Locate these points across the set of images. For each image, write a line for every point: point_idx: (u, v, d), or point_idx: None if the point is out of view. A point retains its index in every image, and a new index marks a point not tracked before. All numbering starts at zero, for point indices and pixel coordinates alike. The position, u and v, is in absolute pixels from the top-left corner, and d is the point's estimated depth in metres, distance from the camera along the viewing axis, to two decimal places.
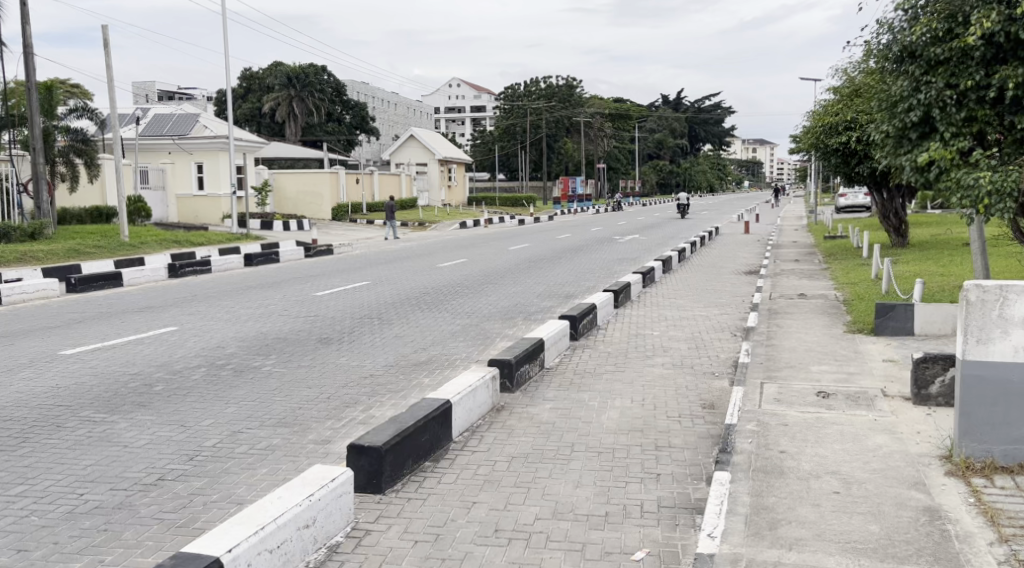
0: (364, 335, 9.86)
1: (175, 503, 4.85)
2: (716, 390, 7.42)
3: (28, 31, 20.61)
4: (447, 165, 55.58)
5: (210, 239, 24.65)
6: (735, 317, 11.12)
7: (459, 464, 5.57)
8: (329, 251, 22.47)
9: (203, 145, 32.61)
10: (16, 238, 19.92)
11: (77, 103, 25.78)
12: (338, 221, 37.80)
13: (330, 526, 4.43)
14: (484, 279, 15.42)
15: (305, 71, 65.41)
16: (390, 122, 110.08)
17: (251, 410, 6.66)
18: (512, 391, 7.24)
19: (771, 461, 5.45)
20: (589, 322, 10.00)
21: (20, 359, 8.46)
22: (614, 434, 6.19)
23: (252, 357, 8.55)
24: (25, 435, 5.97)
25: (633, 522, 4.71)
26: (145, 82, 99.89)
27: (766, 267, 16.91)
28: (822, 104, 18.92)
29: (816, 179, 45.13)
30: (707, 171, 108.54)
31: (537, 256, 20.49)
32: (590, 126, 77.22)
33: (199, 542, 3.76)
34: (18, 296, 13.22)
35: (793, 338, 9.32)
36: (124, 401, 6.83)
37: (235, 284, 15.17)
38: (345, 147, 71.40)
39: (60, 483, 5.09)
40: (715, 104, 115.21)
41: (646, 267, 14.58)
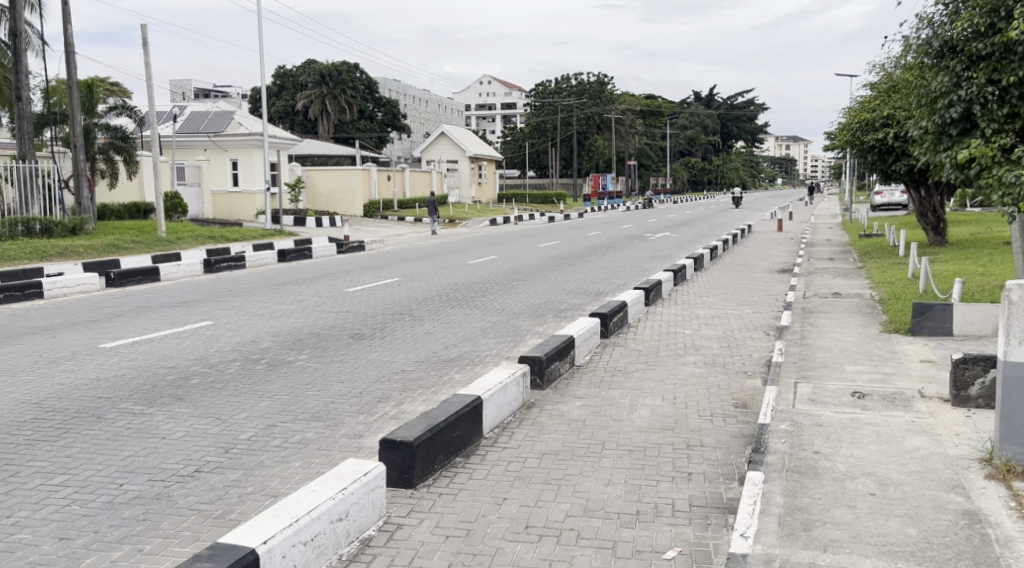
0: (395, 331, 9.91)
1: (212, 495, 4.91)
2: (749, 390, 7.35)
3: (70, 30, 20.97)
4: (477, 162, 55.62)
5: (244, 235, 24.86)
6: (768, 316, 11.00)
7: (490, 460, 5.58)
8: (361, 248, 22.60)
9: (238, 142, 32.93)
10: (59, 233, 20.30)
11: (117, 102, 26.31)
12: (370, 217, 38.00)
13: (362, 520, 4.45)
14: (516, 276, 15.43)
15: (337, 69, 65.97)
16: (422, 119, 110.64)
17: (285, 404, 6.72)
18: (543, 388, 7.25)
19: (806, 461, 5.39)
20: (620, 319, 9.96)
21: (62, 351, 8.61)
22: (645, 433, 6.15)
23: (286, 352, 8.63)
24: (66, 426, 6.08)
25: (665, 521, 4.68)
26: (183, 82, 101.63)
27: (800, 267, 16.64)
28: (858, 100, 18.74)
29: (852, 177, 44.45)
30: (739, 168, 107.79)
31: (567, 253, 20.45)
32: (621, 123, 76.95)
33: (235, 533, 3.81)
34: (60, 289, 13.45)
35: (827, 338, 9.20)
36: (162, 394, 6.93)
37: (269, 279, 15.35)
38: (376, 145, 71.79)
39: (100, 473, 5.18)
40: (748, 101, 114.35)
41: (678, 265, 14.50)
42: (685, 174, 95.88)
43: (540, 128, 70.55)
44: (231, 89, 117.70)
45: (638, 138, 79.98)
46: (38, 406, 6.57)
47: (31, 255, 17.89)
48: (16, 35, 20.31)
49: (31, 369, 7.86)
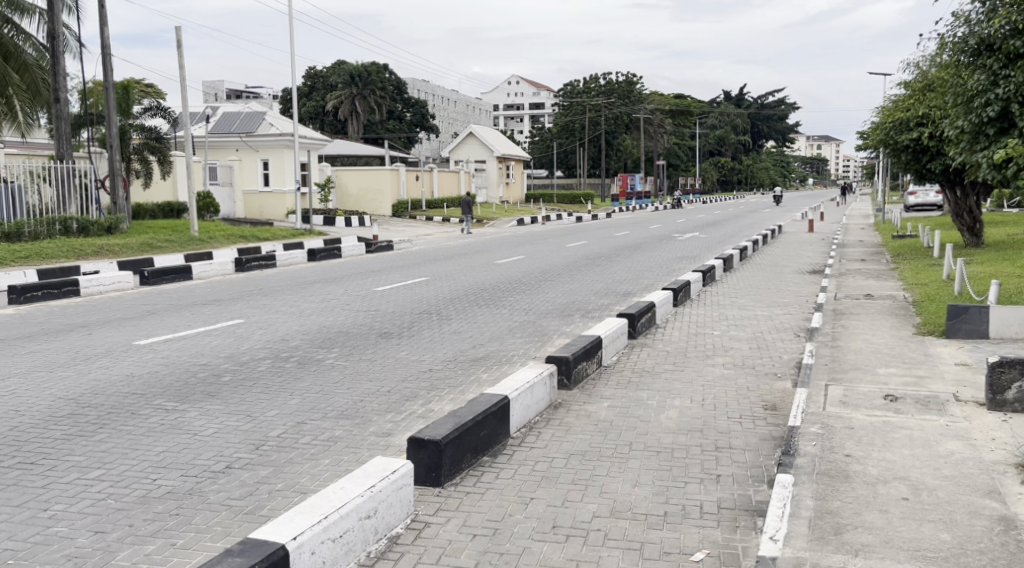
0: (423, 330, 9.93)
1: (242, 491, 4.95)
2: (779, 392, 7.29)
3: (107, 32, 21.24)
4: (505, 162, 55.68)
5: (274, 234, 25.05)
6: (798, 318, 10.89)
7: (517, 460, 5.58)
8: (390, 247, 22.68)
9: (269, 143, 33.20)
10: (95, 232, 20.61)
11: (152, 102, 26.60)
12: (398, 217, 38.14)
13: (390, 517, 4.46)
14: (542, 276, 15.45)
15: (367, 70, 66.18)
16: (450, 119, 110.99)
17: (315, 402, 6.76)
18: (570, 388, 7.23)
19: (837, 465, 5.33)
20: (648, 320, 9.92)
21: (97, 348, 8.72)
22: (673, 434, 6.12)
23: (316, 351, 8.68)
24: (102, 421, 6.17)
25: (693, 523, 4.66)
26: (215, 83, 102.84)
27: (831, 268, 16.49)
28: (892, 99, 18.52)
29: (885, 176, 43.90)
30: (769, 168, 106.83)
31: (594, 253, 20.36)
32: (650, 123, 76.58)
33: (265, 529, 3.85)
34: (95, 287, 13.64)
35: (859, 340, 9.09)
36: (194, 391, 7.01)
37: (299, 278, 15.46)
38: (406, 145, 72.07)
39: (135, 468, 5.24)
40: (778, 100, 113.36)
41: (707, 266, 14.40)
42: (715, 175, 95.34)
43: (568, 127, 70.47)
44: (262, 90, 118.65)
45: (666, 137, 79.76)
46: (74, 401, 6.67)
47: (67, 254, 18.14)
48: (54, 36, 20.60)
49: (68, 365, 7.98)
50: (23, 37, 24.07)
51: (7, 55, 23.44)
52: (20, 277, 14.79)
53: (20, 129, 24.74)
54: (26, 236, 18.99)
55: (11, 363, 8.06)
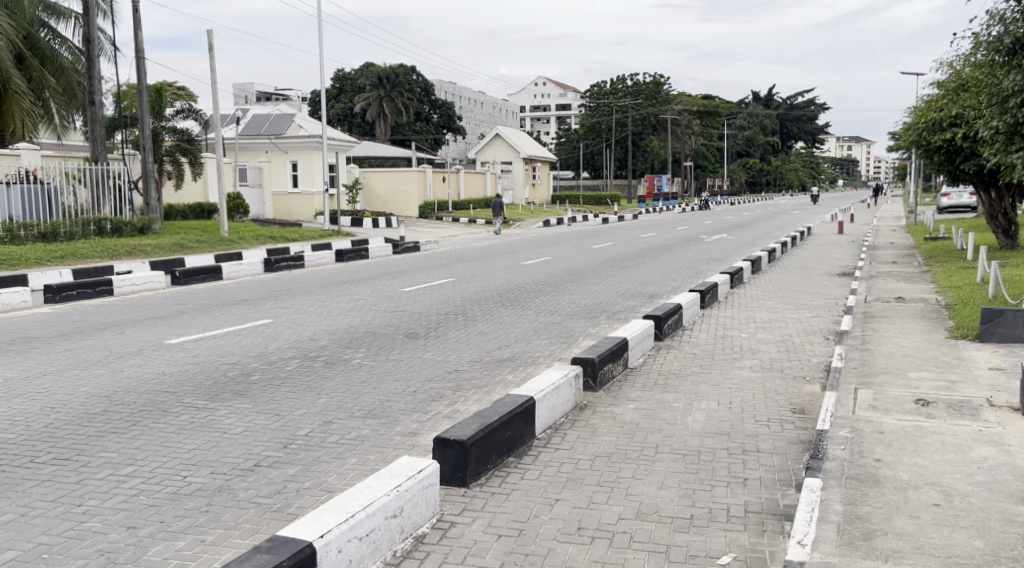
0: (450, 331, 9.97)
1: (271, 489, 4.99)
2: (808, 395, 7.22)
3: (141, 35, 21.51)
4: (531, 164, 55.75)
5: (303, 235, 25.25)
6: (828, 320, 10.78)
7: (543, 461, 5.57)
8: (416, 248, 22.76)
9: (298, 144, 33.46)
10: (128, 233, 20.90)
11: (184, 105, 26.88)
12: (425, 218, 38.27)
13: (416, 517, 4.47)
14: (568, 277, 15.44)
15: (395, 72, 66.51)
16: (476, 120, 111.32)
17: (342, 401, 6.79)
18: (595, 390, 7.21)
19: (866, 469, 5.27)
20: (675, 322, 9.87)
21: (130, 347, 8.84)
22: (700, 437, 6.08)
23: (344, 350, 8.72)
24: (134, 418, 6.24)
25: (719, 526, 4.62)
26: (245, 85, 103.99)
27: (862, 270, 16.32)
28: (924, 99, 18.25)
29: (917, 177, 43.31)
30: (799, 170, 105.96)
31: (620, 255, 20.31)
32: (677, 124, 76.23)
33: (293, 526, 3.88)
34: (128, 286, 13.83)
35: (889, 344, 8.98)
36: (224, 389, 7.07)
37: (327, 279, 15.56)
38: (433, 145, 72.30)
39: (166, 465, 5.30)
40: (808, 101, 112.38)
41: (735, 267, 14.30)
42: (743, 177, 94.69)
43: (595, 129, 71.09)
44: (291, 93, 119.74)
45: (693, 138, 79.42)
46: (108, 398, 6.76)
47: (102, 254, 18.41)
48: (89, 40, 20.89)
49: (101, 363, 8.08)
50: (59, 41, 24.47)
51: (44, 59, 23.82)
52: (55, 277, 15.03)
53: (56, 131, 25.13)
54: (62, 237, 19.32)
55: (46, 361, 8.18)
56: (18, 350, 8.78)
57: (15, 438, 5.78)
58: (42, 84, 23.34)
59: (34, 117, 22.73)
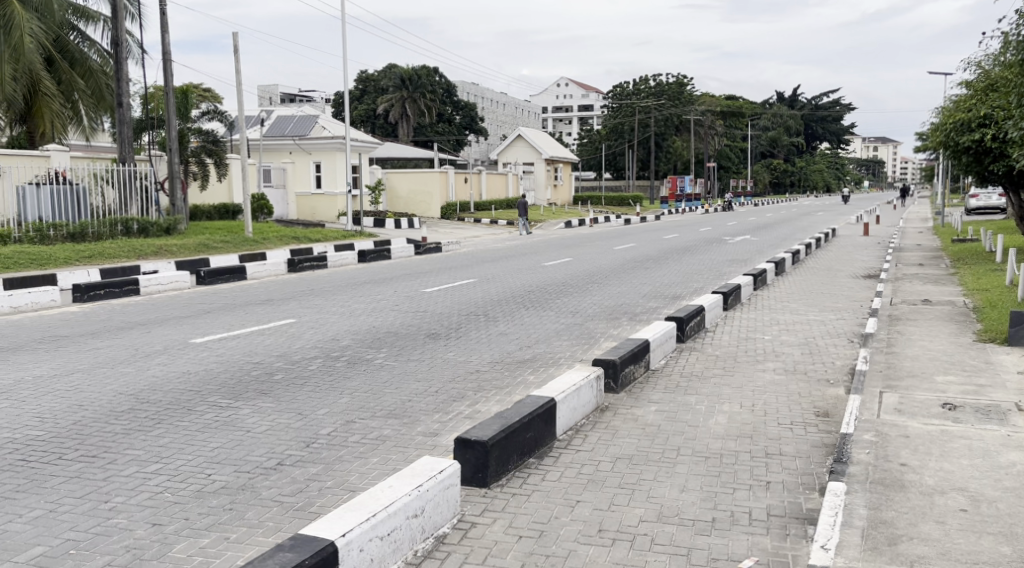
0: (471, 331, 9.99)
1: (294, 488, 5.00)
2: (832, 398, 7.16)
3: (168, 38, 21.71)
4: (553, 165, 55.73)
5: (326, 235, 25.38)
6: (853, 323, 10.68)
7: (564, 463, 5.55)
8: (438, 248, 22.81)
9: (322, 145, 33.64)
10: (154, 233, 21.11)
11: (209, 106, 27.10)
12: (447, 219, 38.35)
13: (437, 517, 4.47)
14: (589, 278, 15.43)
15: (417, 73, 66.76)
16: (498, 121, 111.48)
17: (364, 401, 6.82)
18: (617, 392, 7.17)
19: (891, 474, 5.20)
20: (697, 324, 9.82)
21: (156, 346, 8.92)
22: (722, 439, 6.04)
23: (366, 350, 8.76)
24: (159, 417, 6.29)
25: (741, 529, 4.58)
26: (270, 86, 104.81)
27: (887, 272, 16.16)
28: (953, 99, 18.03)
29: (945, 178, 42.80)
30: (824, 170, 105.16)
31: (642, 256, 20.28)
32: (700, 125, 75.89)
33: (315, 525, 3.88)
34: (154, 286, 13.96)
35: (915, 347, 8.89)
36: (248, 388, 7.12)
37: (349, 279, 15.62)
38: (455, 146, 72.39)
39: (190, 463, 5.33)
40: (833, 102, 111.51)
41: (758, 269, 14.20)
42: (767, 177, 94.08)
43: (617, 129, 71.16)
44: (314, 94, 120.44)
45: (716, 139, 79.11)
46: (134, 397, 6.82)
47: (129, 254, 18.59)
48: (118, 43, 21.10)
49: (127, 362, 8.15)
50: (89, 43, 24.65)
51: (73, 62, 24.05)
52: (83, 277, 15.20)
53: (85, 132, 25.37)
54: (90, 237, 19.54)
55: (73, 360, 8.26)
56: (46, 348, 8.87)
57: (43, 436, 5.84)
58: (71, 86, 23.73)
59: (64, 118, 23.34)
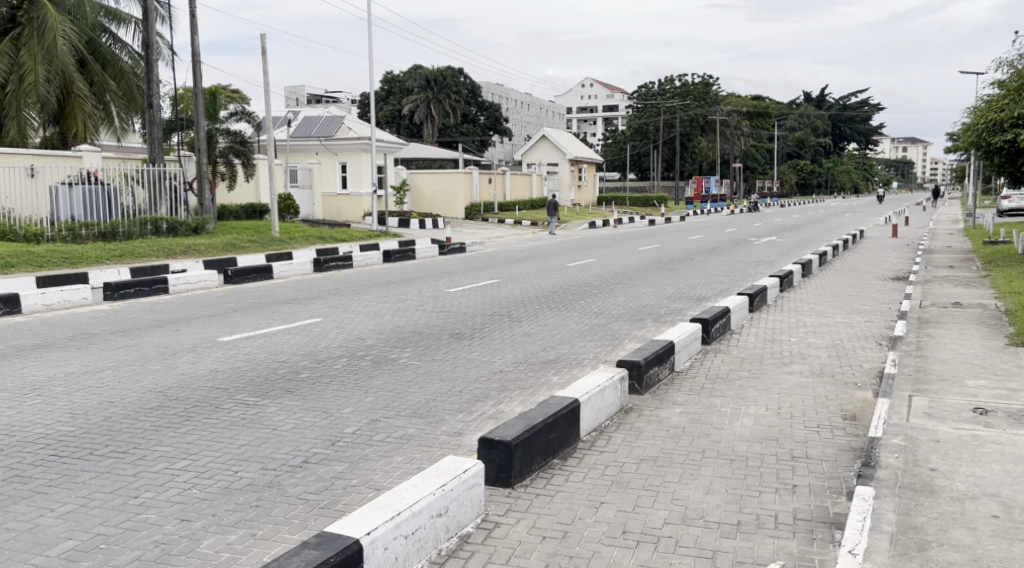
0: (495, 331, 10.00)
1: (319, 485, 5.03)
2: (860, 401, 7.07)
3: (197, 40, 21.92)
4: (577, 165, 55.63)
5: (352, 235, 25.48)
6: (882, 325, 10.57)
7: (588, 464, 5.54)
8: (462, 248, 22.85)
9: (347, 146, 33.82)
10: (183, 232, 21.28)
11: (237, 107, 27.35)
12: (471, 220, 38.41)
13: (461, 516, 4.47)
14: (613, 279, 15.39)
15: (442, 74, 66.99)
16: (522, 122, 111.56)
17: (389, 399, 6.84)
18: (641, 393, 7.14)
19: (920, 479, 5.14)
20: (723, 325, 9.76)
21: (184, 344, 9.00)
22: (748, 442, 6.00)
23: (390, 350, 8.79)
24: (187, 414, 6.35)
25: (767, 533, 4.55)
26: (297, 88, 105.72)
27: (917, 274, 15.98)
28: (985, 99, 17.77)
29: (976, 179, 42.24)
30: (852, 171, 104.13)
31: (667, 256, 20.19)
32: (726, 125, 75.47)
33: (341, 524, 3.89)
34: (183, 285, 14.10)
35: (946, 350, 8.77)
36: (274, 386, 7.17)
37: (374, 279, 15.65)
38: (479, 147, 72.52)
39: (218, 460, 5.38)
40: (861, 102, 110.40)
41: (785, 270, 14.08)
42: (793, 178, 93.29)
43: (642, 129, 70.91)
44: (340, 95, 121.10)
45: (742, 140, 78.64)
46: (162, 394, 6.88)
47: (158, 253, 18.77)
48: (149, 45, 21.32)
49: (156, 359, 8.23)
50: (120, 45, 24.92)
51: (105, 63, 24.30)
52: (114, 275, 15.40)
53: (116, 133, 25.66)
54: (121, 236, 19.77)
55: (103, 357, 8.36)
56: (78, 345, 9.00)
57: (75, 431, 5.92)
58: (103, 87, 24.04)
59: (95, 120, 23.60)
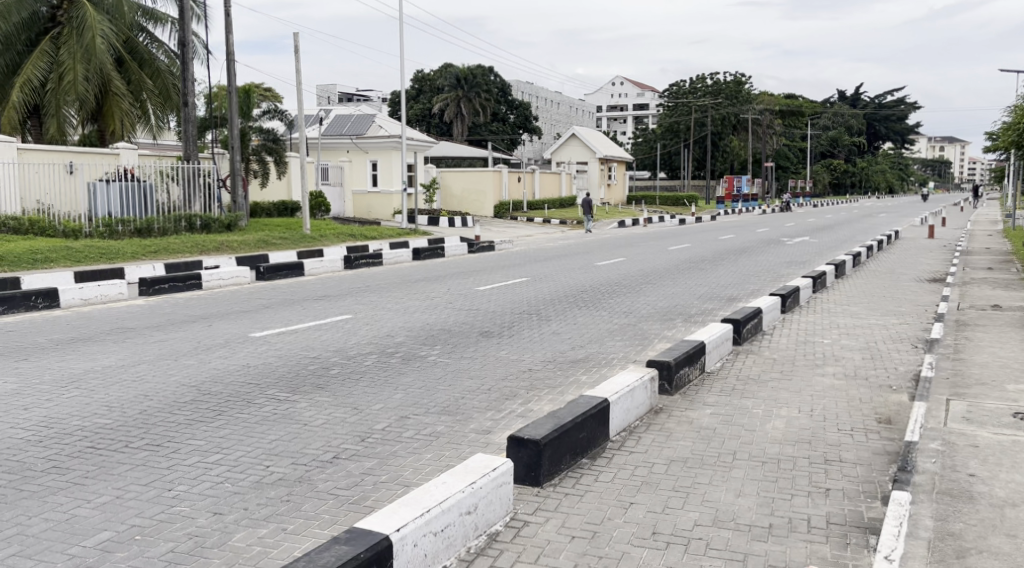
0: (524, 330, 9.99)
1: (349, 481, 5.04)
2: (895, 405, 6.96)
3: (232, 39, 22.11)
4: (607, 164, 55.43)
5: (382, 233, 25.58)
6: (917, 328, 10.40)
7: (617, 463, 5.51)
8: (491, 247, 22.83)
9: (378, 144, 33.98)
10: (217, 229, 21.43)
11: (270, 106, 27.63)
12: (500, 218, 38.44)
13: (490, 514, 4.46)
14: (643, 279, 15.30)
15: (473, 73, 67.15)
16: (552, 121, 111.51)
17: (418, 396, 6.86)
18: (671, 394, 7.08)
19: (959, 484, 5.04)
20: (754, 326, 9.65)
21: (217, 339, 9.08)
22: (780, 444, 5.92)
23: (419, 347, 8.80)
24: (220, 408, 6.39)
25: (800, 537, 4.49)
26: (329, 86, 106.60)
27: (953, 276, 15.72)
28: None
29: (1016, 179, 41.44)
30: (887, 171, 102.67)
31: (697, 256, 20.05)
32: (758, 124, 74.76)
33: (371, 519, 3.90)
34: (216, 281, 14.22)
35: (984, 353, 8.61)
36: (305, 382, 7.21)
37: (404, 277, 15.67)
38: (510, 146, 72.51)
39: (250, 455, 5.41)
40: (897, 101, 108.92)
41: (818, 271, 13.93)
42: (827, 178, 92.14)
43: (673, 128, 70.50)
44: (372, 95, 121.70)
45: (774, 139, 78.03)
46: (196, 388, 6.94)
47: (192, 249, 18.93)
48: (184, 44, 21.54)
49: (190, 354, 8.31)
50: (157, 45, 25.26)
51: (143, 61, 24.64)
52: (148, 271, 15.57)
53: (152, 131, 25.93)
54: (156, 232, 19.99)
55: (138, 351, 8.44)
56: (114, 340, 9.11)
57: (111, 424, 5.98)
58: (140, 86, 24.26)
59: (133, 118, 23.85)
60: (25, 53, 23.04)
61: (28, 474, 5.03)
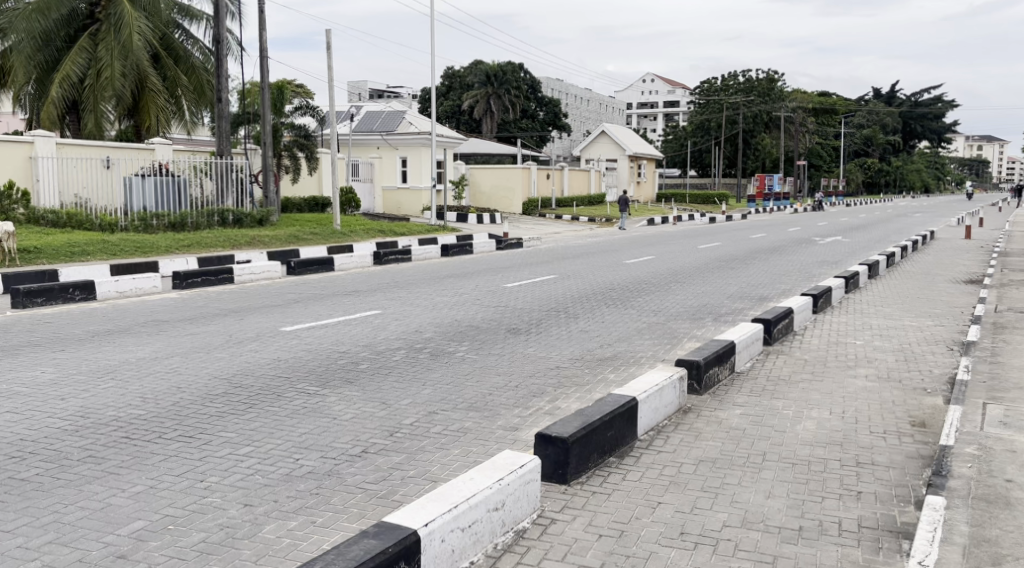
0: (551, 327, 9.96)
1: (377, 475, 5.05)
2: (929, 407, 6.86)
3: (265, 36, 22.27)
4: (637, 161, 55.15)
5: (411, 230, 25.66)
6: (953, 330, 10.24)
7: (645, 463, 5.47)
8: (520, 244, 22.80)
9: (408, 140, 34.09)
10: (248, 224, 21.63)
11: (302, 101, 27.81)
12: (529, 215, 38.39)
13: (517, 511, 4.45)
14: (672, 277, 15.18)
15: (503, 70, 67.09)
16: (582, 118, 111.22)
17: (446, 392, 6.86)
18: (700, 393, 7.03)
19: (996, 490, 4.95)
20: (785, 326, 9.55)
21: (249, 332, 9.16)
22: (811, 446, 5.86)
23: (448, 343, 8.80)
24: (251, 401, 6.45)
25: (831, 540, 4.43)
26: (360, 84, 107.20)
27: (991, 277, 15.42)
28: None
29: None
30: (922, 170, 101.14)
31: (728, 255, 19.89)
32: (791, 121, 74.00)
33: (400, 514, 3.90)
34: (248, 276, 14.33)
35: (1021, 357, 8.45)
36: (335, 376, 7.25)
37: (433, 273, 15.70)
38: (539, 142, 72.43)
39: (280, 448, 5.45)
40: (932, 99, 107.26)
41: (851, 271, 13.76)
42: (860, 177, 90.94)
43: (704, 126, 69.99)
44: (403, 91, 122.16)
45: (807, 137, 77.15)
46: (227, 381, 7.00)
47: (223, 243, 19.09)
48: (219, 41, 21.74)
49: (222, 347, 8.38)
50: (192, 42, 25.54)
51: (178, 59, 24.94)
52: (182, 265, 15.74)
53: (185, 126, 26.21)
54: (189, 226, 20.18)
55: (172, 343, 8.54)
56: (148, 332, 9.21)
57: (145, 415, 6.05)
58: (175, 82, 24.54)
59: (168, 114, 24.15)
60: (64, 49, 23.49)
61: (65, 463, 5.10)
